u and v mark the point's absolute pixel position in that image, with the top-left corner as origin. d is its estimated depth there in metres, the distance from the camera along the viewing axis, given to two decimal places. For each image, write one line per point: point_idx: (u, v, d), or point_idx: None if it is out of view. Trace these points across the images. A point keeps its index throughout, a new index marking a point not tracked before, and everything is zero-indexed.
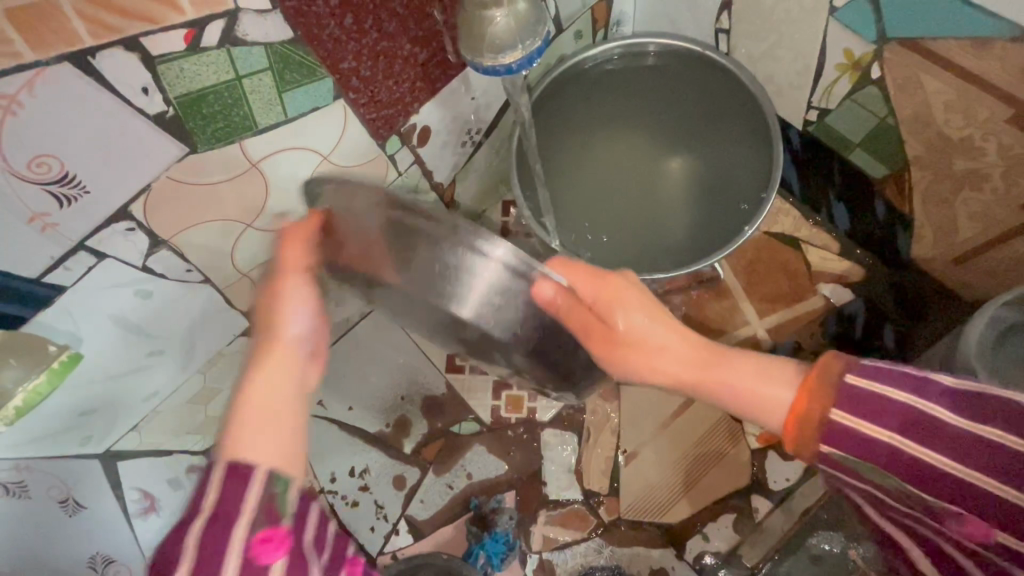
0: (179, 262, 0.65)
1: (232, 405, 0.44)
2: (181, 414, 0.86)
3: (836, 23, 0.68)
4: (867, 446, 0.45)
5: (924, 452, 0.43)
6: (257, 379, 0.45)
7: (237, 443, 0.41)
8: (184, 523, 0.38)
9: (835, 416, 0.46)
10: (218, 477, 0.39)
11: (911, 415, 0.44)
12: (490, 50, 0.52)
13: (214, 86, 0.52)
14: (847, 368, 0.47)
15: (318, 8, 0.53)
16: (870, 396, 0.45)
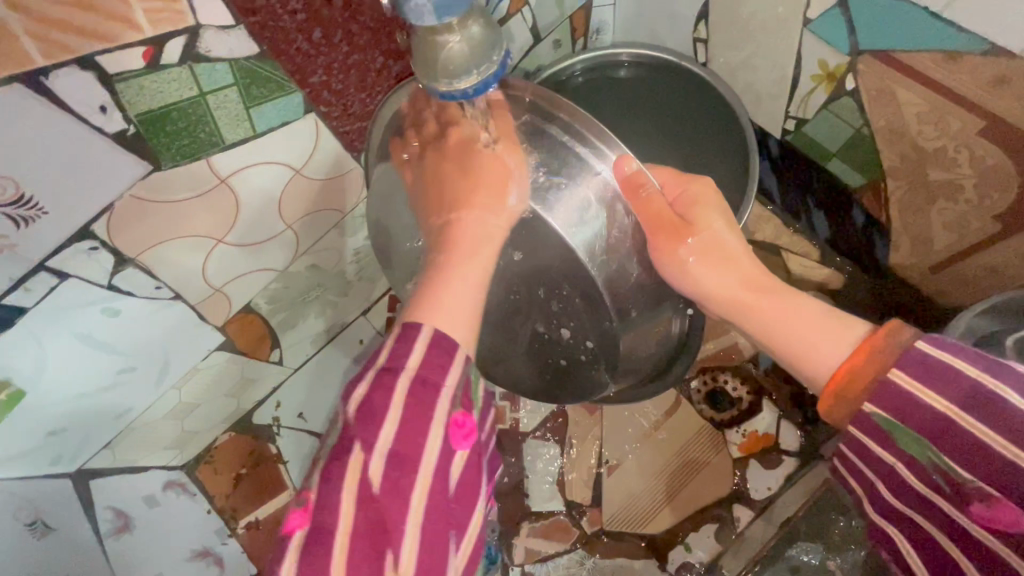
0: (148, 279, 0.63)
1: (430, 286, 0.50)
2: (156, 430, 0.84)
3: (811, 34, 0.68)
4: (921, 415, 0.42)
5: (981, 429, 0.40)
6: (449, 276, 0.50)
7: (434, 318, 0.47)
8: (389, 376, 0.44)
9: (894, 377, 0.44)
10: (427, 341, 0.45)
11: (982, 393, 0.40)
12: (445, 76, 0.45)
13: (177, 103, 0.51)
14: (924, 337, 0.44)
15: (285, 23, 0.52)
16: (940, 366, 0.42)
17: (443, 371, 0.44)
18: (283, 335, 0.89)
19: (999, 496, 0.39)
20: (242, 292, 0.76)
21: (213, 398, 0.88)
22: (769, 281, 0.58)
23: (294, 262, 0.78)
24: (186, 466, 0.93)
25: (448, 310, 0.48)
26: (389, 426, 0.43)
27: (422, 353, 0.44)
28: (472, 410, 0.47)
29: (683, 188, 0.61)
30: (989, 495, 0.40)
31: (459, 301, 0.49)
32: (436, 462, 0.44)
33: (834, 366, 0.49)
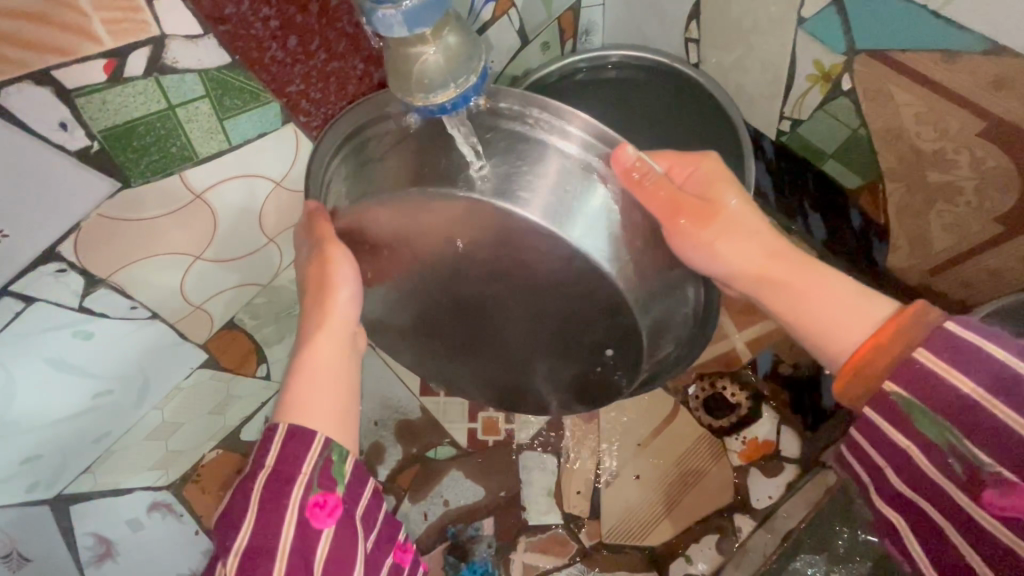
0: (121, 299, 0.61)
1: (293, 379, 0.51)
2: (138, 452, 0.81)
3: (804, 33, 0.66)
4: (944, 396, 0.40)
5: (1008, 412, 0.38)
6: (311, 356, 0.52)
7: (295, 410, 0.49)
8: (248, 482, 0.46)
9: (920, 357, 0.42)
10: (284, 434, 0.47)
11: (1011, 378, 0.38)
12: (420, 90, 0.42)
13: (144, 118, 0.49)
14: (949, 318, 0.42)
15: (257, 31, 0.49)
16: (967, 348, 0.40)
17: (303, 449, 0.46)
18: (269, 350, 0.86)
19: (1016, 481, 0.38)
20: (224, 308, 0.73)
21: (197, 417, 0.85)
22: (793, 254, 0.53)
23: (278, 276, 0.75)
24: (172, 486, 0.89)
25: (308, 404, 0.49)
26: (243, 529, 0.43)
27: (279, 449, 0.46)
28: (338, 486, 0.47)
29: (691, 169, 0.56)
30: (1005, 478, 0.38)
31: (319, 391, 0.51)
32: (295, 554, 0.43)
33: (855, 346, 0.46)
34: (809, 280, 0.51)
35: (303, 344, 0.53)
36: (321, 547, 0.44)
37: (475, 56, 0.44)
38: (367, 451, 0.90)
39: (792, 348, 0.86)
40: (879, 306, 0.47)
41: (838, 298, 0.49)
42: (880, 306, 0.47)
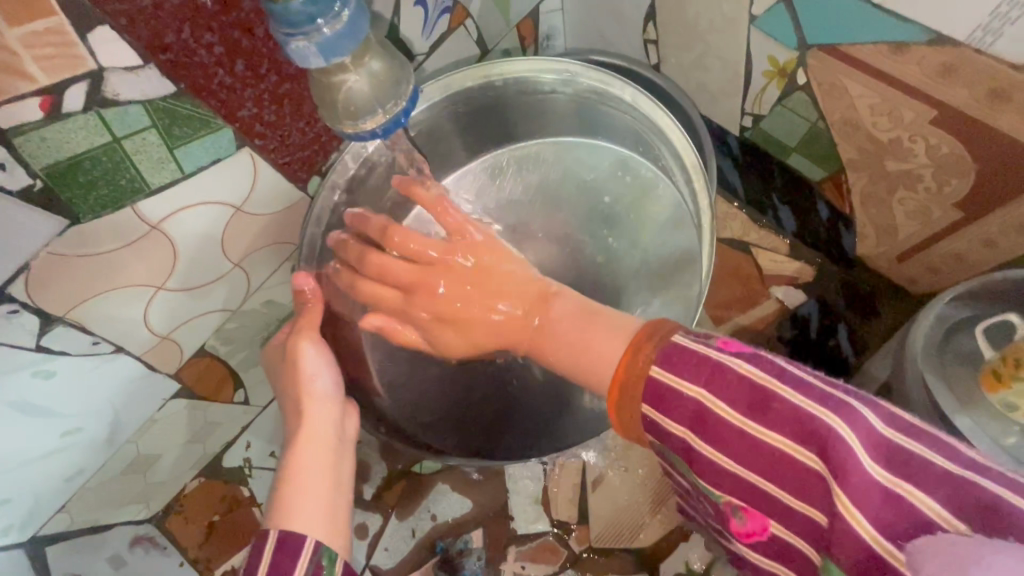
0: (82, 335, 0.60)
1: (282, 480, 0.49)
2: (116, 488, 0.79)
3: (758, 31, 0.67)
4: (674, 441, 0.43)
5: (711, 448, 0.41)
6: (295, 457, 0.50)
7: (291, 512, 0.45)
8: None
9: (642, 412, 0.43)
10: (273, 545, 0.43)
11: (703, 417, 0.41)
12: (348, 117, 0.42)
13: (88, 152, 0.48)
14: (654, 359, 0.42)
15: (200, 58, 0.49)
16: (667, 393, 0.42)
17: (291, 561, 0.43)
18: (246, 375, 0.84)
19: (744, 506, 0.43)
20: (194, 336, 0.72)
21: (175, 448, 0.83)
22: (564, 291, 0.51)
23: (248, 300, 0.74)
24: (155, 520, 0.88)
25: (299, 507, 0.46)
26: None
27: (269, 559, 0.43)
28: None
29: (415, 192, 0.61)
30: (738, 502, 0.43)
31: (307, 491, 0.47)
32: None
33: (607, 371, 0.45)
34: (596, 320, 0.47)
35: (289, 443, 0.52)
36: None
37: (400, 79, 0.43)
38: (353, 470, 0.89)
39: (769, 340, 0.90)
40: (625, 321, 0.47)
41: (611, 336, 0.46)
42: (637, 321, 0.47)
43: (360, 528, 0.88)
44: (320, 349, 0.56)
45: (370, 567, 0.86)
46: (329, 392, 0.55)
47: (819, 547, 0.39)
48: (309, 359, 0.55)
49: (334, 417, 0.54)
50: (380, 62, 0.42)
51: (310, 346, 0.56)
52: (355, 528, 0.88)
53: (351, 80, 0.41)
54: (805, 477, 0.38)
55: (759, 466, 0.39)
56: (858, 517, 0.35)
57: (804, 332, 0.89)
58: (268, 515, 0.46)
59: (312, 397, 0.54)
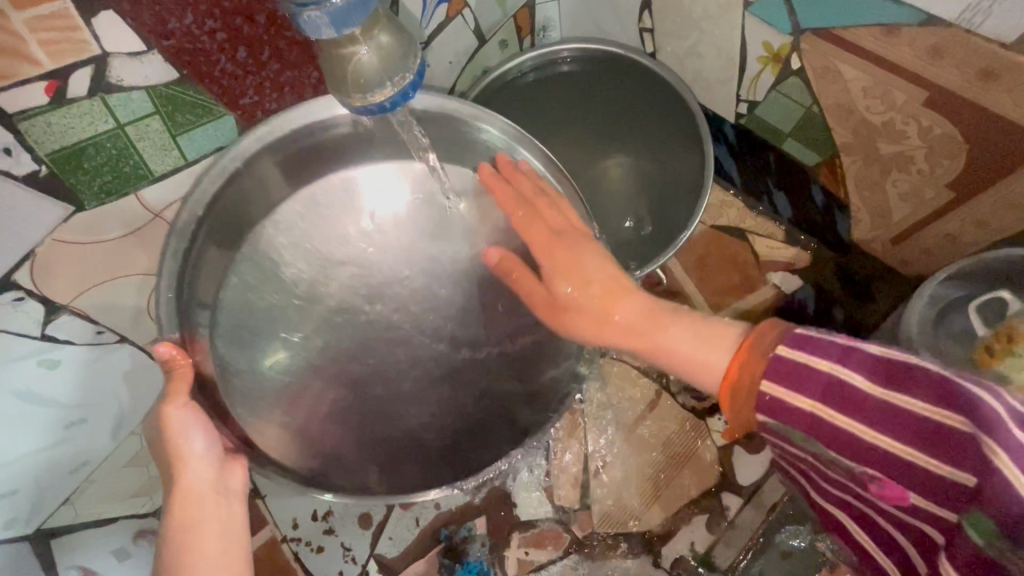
0: (86, 324, 0.60)
1: (162, 556, 0.47)
2: (120, 481, 0.79)
3: (753, 17, 0.67)
4: (801, 417, 0.42)
5: (846, 420, 0.40)
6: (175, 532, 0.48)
7: None
8: None
9: (763, 390, 0.43)
10: None
11: (838, 387, 0.41)
12: (356, 90, 0.42)
13: (93, 139, 0.48)
14: (780, 339, 0.43)
15: (203, 44, 0.49)
16: (797, 367, 0.42)
17: None
18: None
19: (885, 476, 0.40)
20: None
21: None
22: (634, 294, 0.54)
23: None
24: (158, 512, 0.85)
25: None
26: None
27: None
28: None
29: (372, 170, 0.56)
30: (875, 475, 0.41)
31: (193, 573, 0.47)
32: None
33: (722, 369, 0.46)
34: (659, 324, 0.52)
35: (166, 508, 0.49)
36: None
37: (408, 52, 0.43)
38: None
39: None
40: (738, 327, 0.48)
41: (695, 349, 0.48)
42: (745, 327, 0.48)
43: (364, 517, 0.88)
44: (194, 410, 0.50)
45: (375, 555, 0.87)
46: (209, 459, 0.50)
47: (962, 510, 0.38)
48: (181, 425, 0.49)
49: (212, 481, 0.50)
50: (389, 36, 0.42)
51: (179, 412, 0.49)
52: (359, 517, 0.88)
53: (361, 53, 0.42)
54: (952, 441, 0.37)
55: (904, 432, 0.39)
56: (1015, 470, 0.34)
57: (799, 317, 0.90)
58: None
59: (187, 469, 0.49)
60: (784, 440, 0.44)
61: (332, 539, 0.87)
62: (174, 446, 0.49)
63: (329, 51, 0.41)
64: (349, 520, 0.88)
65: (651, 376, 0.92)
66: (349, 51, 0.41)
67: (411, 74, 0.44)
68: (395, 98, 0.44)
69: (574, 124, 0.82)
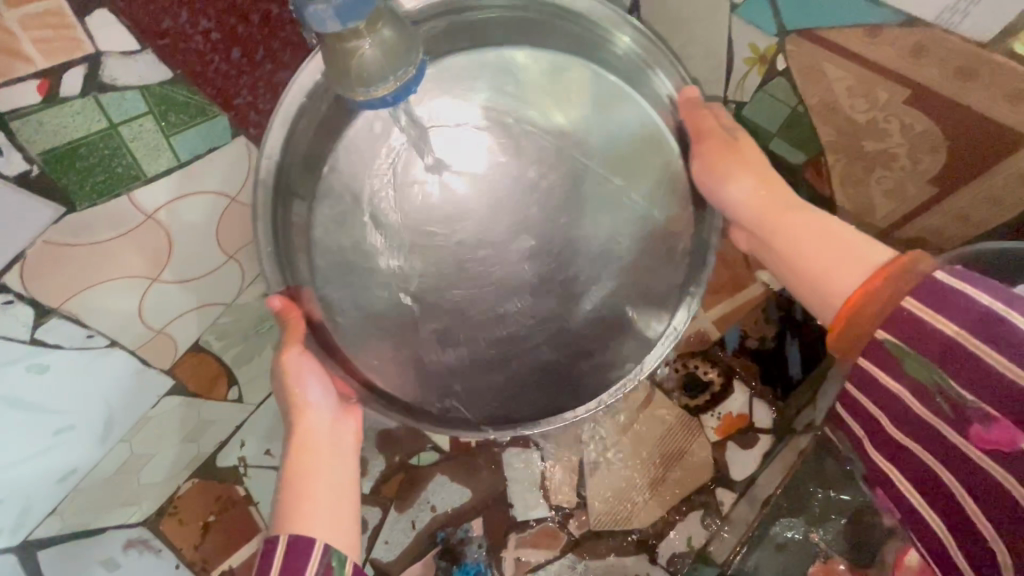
0: (76, 328, 0.59)
1: (283, 489, 0.50)
2: (109, 489, 0.78)
3: (739, 18, 0.69)
4: (932, 341, 0.41)
5: (989, 354, 0.39)
6: (297, 464, 0.52)
7: (301, 518, 0.48)
8: None
9: (904, 305, 0.42)
10: (284, 549, 0.45)
11: (990, 321, 0.39)
12: (360, 83, 0.42)
13: (85, 138, 0.48)
14: (938, 266, 0.42)
15: (197, 44, 0.48)
16: (953, 295, 0.40)
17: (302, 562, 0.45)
18: (240, 371, 0.83)
19: (1000, 416, 0.39)
20: (187, 331, 0.72)
21: (168, 447, 0.82)
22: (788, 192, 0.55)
23: (242, 293, 0.74)
24: (147, 521, 0.86)
25: (311, 512, 0.48)
26: None
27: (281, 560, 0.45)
28: None
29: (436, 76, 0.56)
30: (991, 414, 0.40)
31: (317, 500, 0.49)
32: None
33: (849, 290, 0.46)
34: (817, 225, 0.51)
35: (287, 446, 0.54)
36: None
37: (411, 46, 0.43)
38: None
39: (756, 322, 0.90)
40: (877, 251, 0.46)
41: (848, 255, 0.47)
42: (884, 251, 0.46)
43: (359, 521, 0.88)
44: (304, 352, 0.56)
45: (371, 560, 0.87)
46: (323, 405, 0.56)
47: None
48: (297, 369, 0.56)
49: (329, 428, 0.55)
50: (391, 29, 0.42)
51: (301, 345, 0.56)
52: None
53: (363, 47, 0.42)
54: None
55: None
56: None
57: (788, 314, 0.89)
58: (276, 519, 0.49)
59: (298, 410, 0.55)
60: (896, 363, 0.44)
61: None
62: (289, 385, 0.55)
63: (331, 46, 0.41)
64: None
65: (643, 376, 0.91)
66: (350, 45, 0.41)
67: (413, 68, 0.44)
68: (397, 92, 0.44)
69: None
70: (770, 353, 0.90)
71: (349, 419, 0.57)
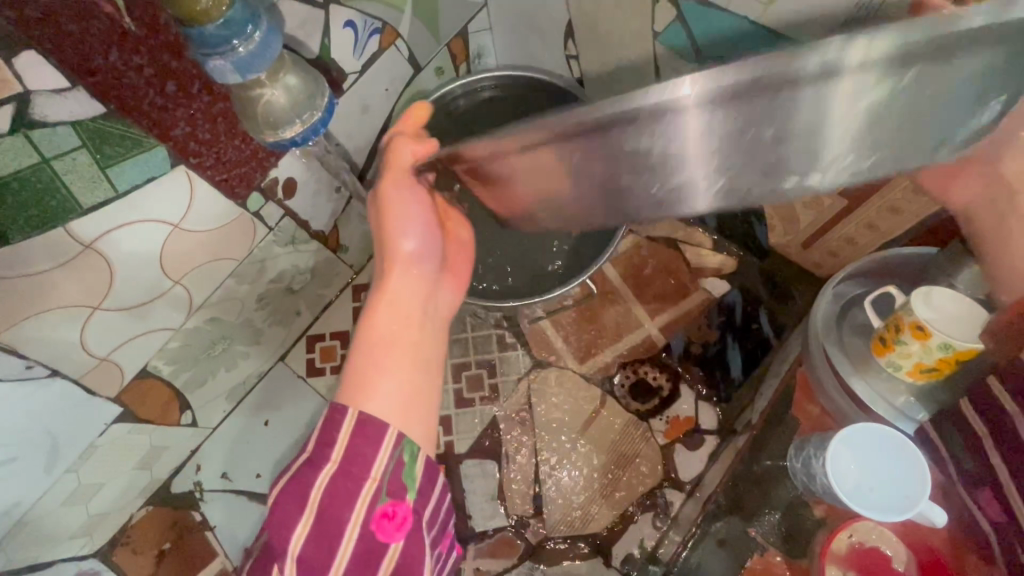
0: (14, 360, 0.59)
1: (365, 327, 0.55)
2: (58, 520, 0.77)
3: (661, 47, 0.74)
4: None
5: None
6: (383, 306, 0.56)
7: (368, 393, 0.50)
8: (316, 463, 0.48)
9: None
10: (352, 427, 0.48)
11: None
12: (268, 126, 0.49)
13: (17, 173, 0.49)
14: None
15: (131, 79, 0.50)
16: None
17: (371, 444, 0.48)
18: (192, 395, 0.83)
19: None
20: (134, 357, 0.72)
21: (120, 475, 0.81)
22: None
23: (191, 317, 0.74)
24: (99, 554, 0.84)
25: (383, 382, 0.51)
26: (299, 528, 0.46)
27: (346, 441, 0.48)
28: (407, 496, 0.49)
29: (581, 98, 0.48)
30: None
31: (394, 363, 0.53)
32: (360, 547, 0.46)
33: None
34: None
35: (377, 282, 0.59)
36: (387, 556, 0.47)
37: (315, 93, 0.50)
38: None
39: (700, 327, 0.97)
40: None
41: None
42: None
43: None
44: (417, 190, 0.61)
45: None
46: (417, 256, 0.61)
47: None
48: (403, 211, 0.60)
49: (418, 287, 0.60)
50: (297, 78, 0.49)
51: (409, 176, 0.60)
52: None
53: (269, 94, 0.48)
54: None
55: None
56: None
57: (728, 320, 0.96)
58: (351, 369, 0.53)
59: (394, 258, 0.60)
60: None
61: None
62: (382, 229, 0.60)
63: (239, 96, 0.48)
64: None
65: (594, 381, 0.96)
66: (257, 93, 0.47)
67: (318, 112, 0.51)
68: (305, 133, 0.51)
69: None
70: (714, 357, 0.95)
71: (433, 286, 0.62)
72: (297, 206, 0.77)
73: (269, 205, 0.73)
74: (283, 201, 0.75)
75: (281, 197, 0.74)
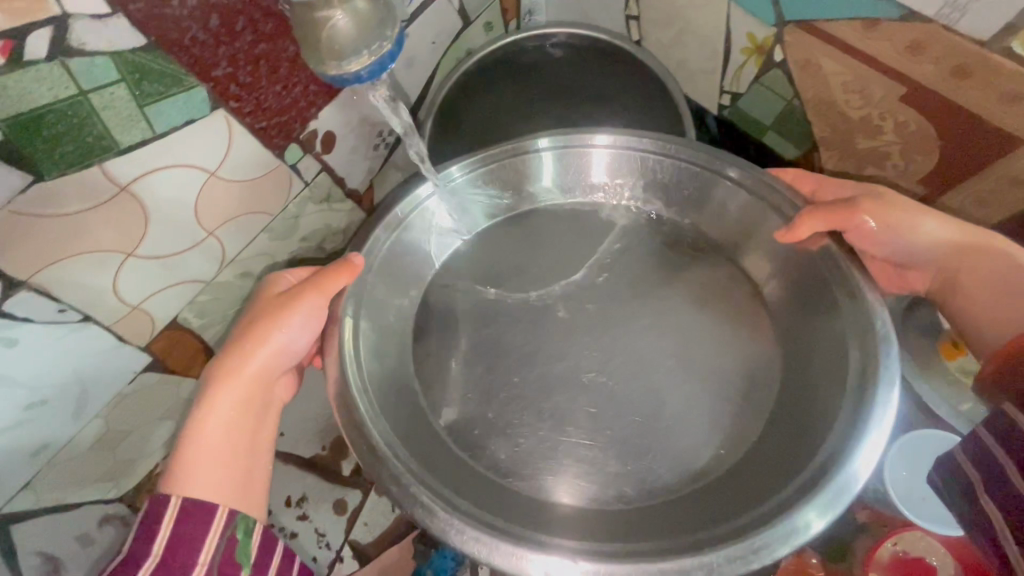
0: (47, 302, 0.58)
1: (204, 408, 0.52)
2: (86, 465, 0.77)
3: (738, 8, 0.69)
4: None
5: None
6: (236, 383, 0.54)
7: (190, 482, 0.49)
8: (129, 562, 0.45)
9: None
10: (176, 518, 0.47)
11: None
12: (332, 58, 0.45)
13: (52, 104, 0.47)
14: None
15: (174, 10, 0.48)
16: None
17: (200, 532, 0.47)
18: (221, 349, 0.82)
19: None
20: (166, 307, 0.70)
21: (148, 423, 0.81)
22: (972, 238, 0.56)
23: (223, 270, 0.72)
24: (125, 498, 0.84)
25: (205, 476, 0.49)
26: None
27: (169, 531, 0.46)
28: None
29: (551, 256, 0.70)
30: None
31: (230, 452, 0.51)
32: None
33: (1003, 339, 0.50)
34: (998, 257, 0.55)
35: (231, 354, 0.55)
36: None
37: (385, 20, 0.46)
38: (332, 445, 0.91)
39: None
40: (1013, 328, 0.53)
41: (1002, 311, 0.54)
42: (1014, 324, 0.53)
43: (340, 502, 0.89)
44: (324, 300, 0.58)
45: (350, 541, 0.88)
46: (287, 353, 0.57)
47: None
48: (291, 313, 0.56)
49: (276, 371, 0.57)
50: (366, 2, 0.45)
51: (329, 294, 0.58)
52: (334, 502, 0.89)
53: (337, 19, 0.45)
54: None
55: None
56: None
57: None
58: (172, 460, 0.50)
59: (260, 342, 0.55)
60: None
61: (307, 525, 0.88)
62: (259, 318, 0.56)
63: (305, 21, 0.45)
64: (325, 504, 0.89)
65: None
66: (324, 17, 0.44)
67: (388, 42, 0.46)
68: (372, 67, 0.46)
69: (559, 106, 0.82)
70: None
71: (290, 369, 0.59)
72: (335, 162, 0.74)
73: (307, 158, 0.70)
74: (320, 155, 0.71)
75: (319, 151, 0.71)
